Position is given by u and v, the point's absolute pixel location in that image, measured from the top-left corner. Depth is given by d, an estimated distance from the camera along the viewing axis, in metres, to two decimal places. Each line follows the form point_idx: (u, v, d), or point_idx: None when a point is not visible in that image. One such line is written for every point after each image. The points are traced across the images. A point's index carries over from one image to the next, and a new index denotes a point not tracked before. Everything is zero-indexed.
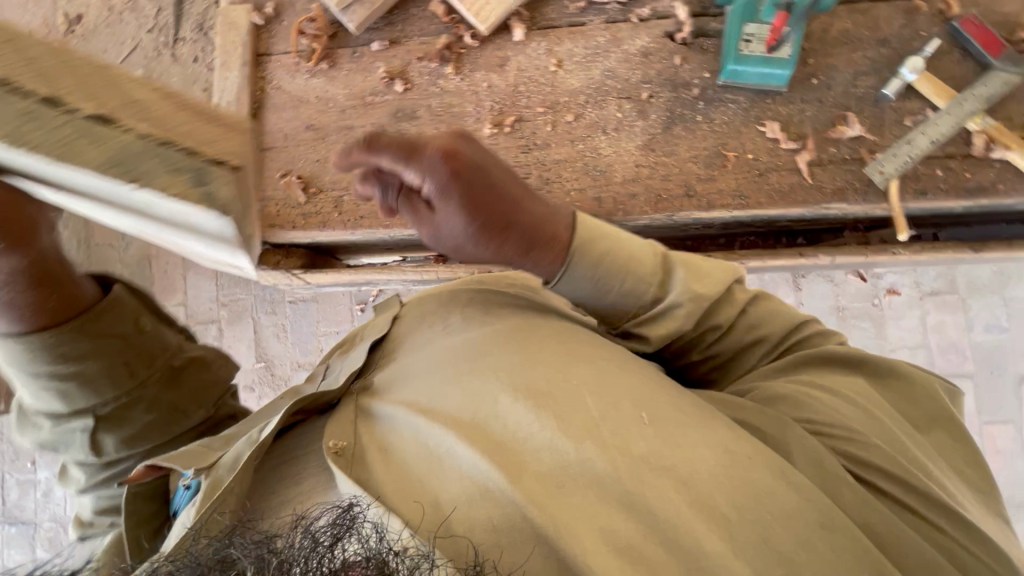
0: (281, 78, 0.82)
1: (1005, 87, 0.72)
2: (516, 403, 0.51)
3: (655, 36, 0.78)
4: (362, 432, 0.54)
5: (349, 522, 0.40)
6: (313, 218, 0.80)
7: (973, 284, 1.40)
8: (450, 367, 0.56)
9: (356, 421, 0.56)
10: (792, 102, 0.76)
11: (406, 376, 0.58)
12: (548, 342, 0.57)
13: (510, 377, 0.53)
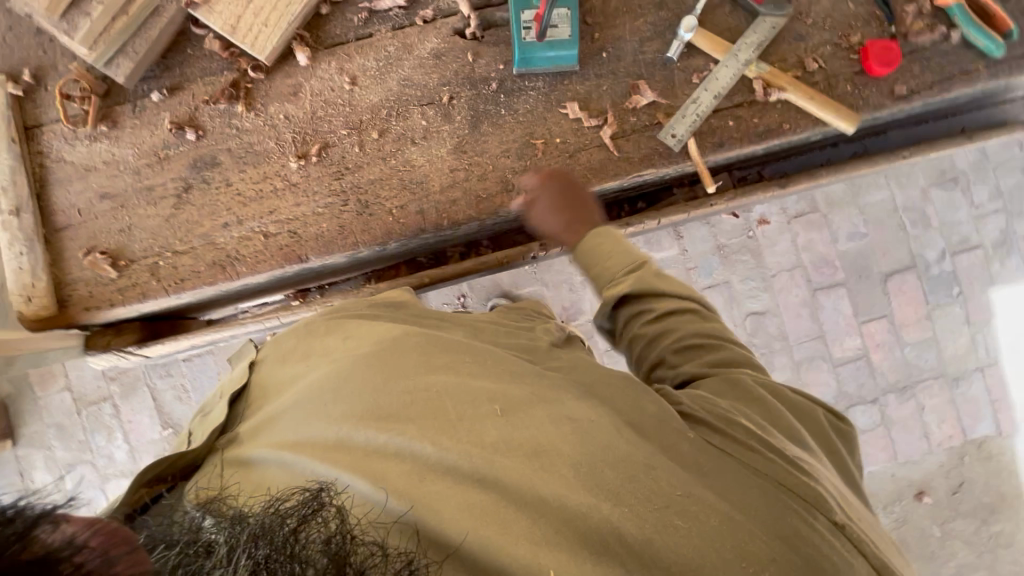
0: (60, 150, 0.76)
1: (773, 32, 0.76)
2: (385, 410, 0.48)
3: (444, 36, 0.77)
4: (223, 482, 0.48)
5: (318, 500, 0.39)
6: (131, 291, 0.75)
7: (831, 198, 1.41)
8: (322, 389, 0.52)
9: (213, 474, 0.49)
10: (587, 79, 0.77)
11: (279, 408, 0.53)
12: (414, 347, 0.55)
13: (378, 387, 0.50)
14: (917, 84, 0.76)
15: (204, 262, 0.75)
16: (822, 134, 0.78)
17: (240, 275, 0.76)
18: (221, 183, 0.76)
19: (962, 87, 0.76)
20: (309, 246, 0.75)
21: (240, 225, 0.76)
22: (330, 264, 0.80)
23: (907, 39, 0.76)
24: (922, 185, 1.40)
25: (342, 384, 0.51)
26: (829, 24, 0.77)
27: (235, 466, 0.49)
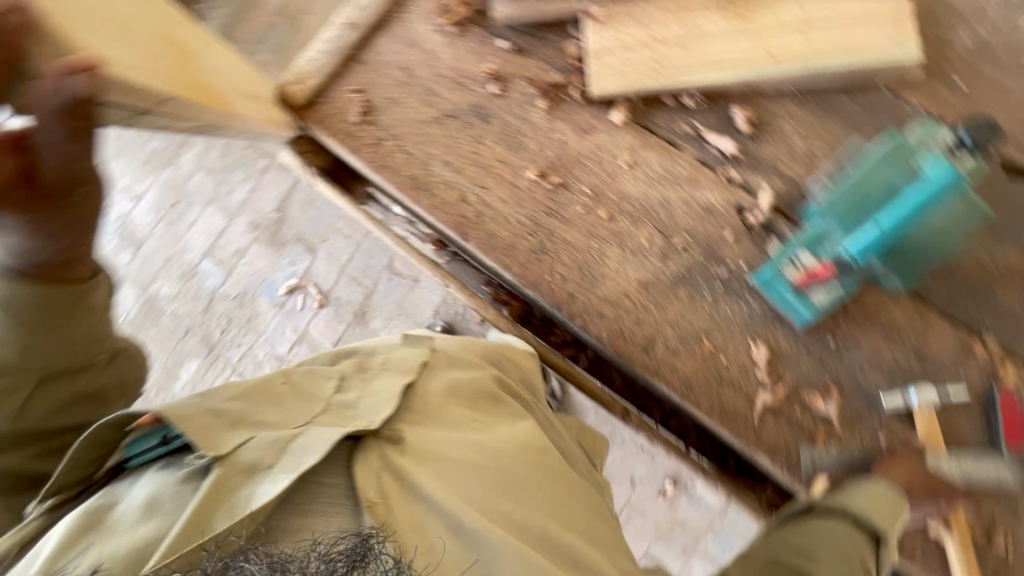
0: (414, 17, 0.86)
1: (996, 480, 0.66)
2: (519, 515, 0.60)
3: (726, 201, 0.76)
4: (376, 477, 0.57)
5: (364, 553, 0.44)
6: (351, 139, 0.84)
7: None
8: (479, 477, 0.62)
9: (369, 464, 0.58)
10: (795, 343, 0.72)
11: (440, 456, 0.62)
12: (545, 480, 0.67)
13: (513, 495, 0.61)
14: None
15: (408, 170, 0.82)
16: None
17: (419, 202, 0.81)
18: (475, 135, 0.82)
19: None
20: (478, 232, 0.79)
21: (454, 173, 0.81)
22: (477, 257, 0.83)
23: None
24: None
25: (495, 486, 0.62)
26: None
27: (399, 482, 0.58)
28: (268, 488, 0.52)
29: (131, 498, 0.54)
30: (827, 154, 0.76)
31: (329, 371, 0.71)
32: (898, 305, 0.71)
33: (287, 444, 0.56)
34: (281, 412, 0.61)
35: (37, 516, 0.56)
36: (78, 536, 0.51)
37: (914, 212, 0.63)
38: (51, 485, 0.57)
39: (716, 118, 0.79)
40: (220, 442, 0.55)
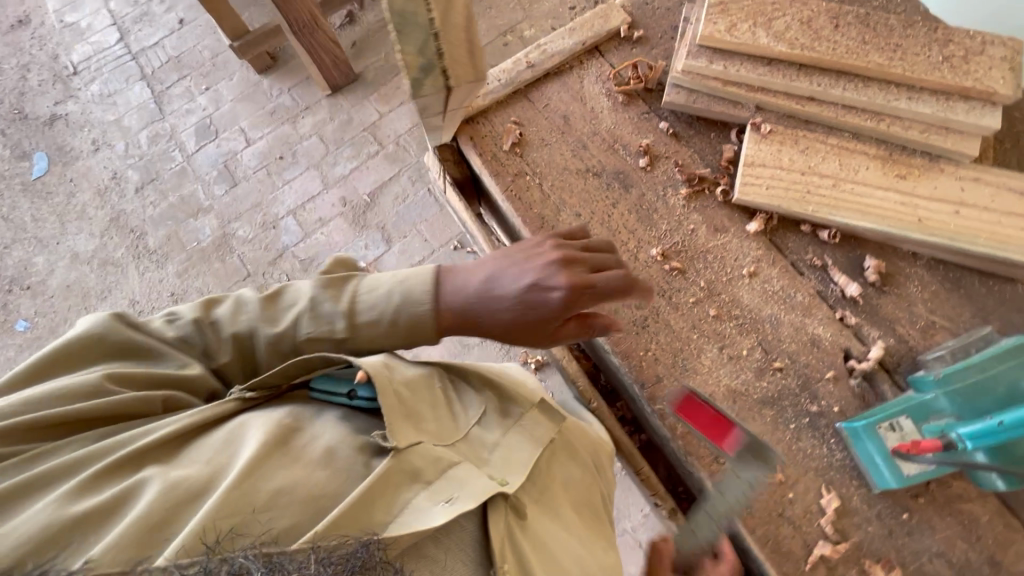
0: (588, 75, 0.91)
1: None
2: None
3: (835, 341, 0.76)
4: (497, 533, 0.56)
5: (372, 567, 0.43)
6: (495, 163, 0.87)
7: None
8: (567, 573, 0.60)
9: (501, 521, 0.57)
10: (868, 504, 0.69)
11: (545, 546, 0.61)
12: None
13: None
14: None
15: (539, 208, 0.84)
16: None
17: None
18: (611, 197, 0.84)
19: None
20: None
21: (580, 225, 0.83)
22: None
23: None
24: None
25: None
26: None
27: (518, 563, 0.56)
28: (438, 509, 0.52)
29: (317, 433, 0.55)
30: (947, 329, 0.76)
31: (473, 399, 0.70)
32: (984, 503, 0.68)
33: (445, 468, 0.57)
34: (436, 426, 0.61)
35: (235, 398, 0.58)
36: (271, 450, 0.51)
37: None
38: (258, 380, 0.59)
39: (846, 259, 0.80)
40: (402, 435, 0.56)
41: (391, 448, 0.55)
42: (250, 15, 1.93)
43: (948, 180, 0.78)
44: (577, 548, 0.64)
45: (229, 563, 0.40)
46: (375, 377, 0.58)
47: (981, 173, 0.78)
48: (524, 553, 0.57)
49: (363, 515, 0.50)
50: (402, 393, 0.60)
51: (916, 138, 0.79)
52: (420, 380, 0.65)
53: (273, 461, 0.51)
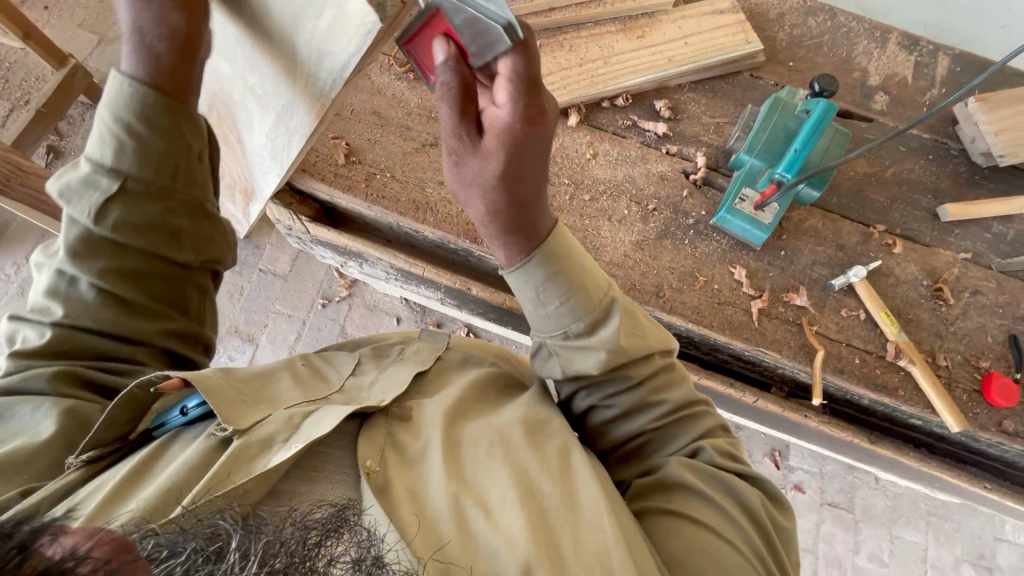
0: (372, 70, 0.95)
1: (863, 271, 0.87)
2: (479, 466, 0.51)
3: (674, 168, 0.95)
4: (362, 451, 0.50)
5: (343, 520, 0.42)
6: (342, 180, 0.88)
7: (830, 496, 1.50)
8: (470, 428, 0.55)
9: (385, 444, 0.52)
10: (760, 260, 0.90)
11: (443, 425, 0.55)
12: (545, 436, 0.55)
13: (485, 438, 0.54)
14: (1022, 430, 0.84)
15: (406, 196, 0.88)
16: (927, 420, 0.85)
17: (423, 220, 0.87)
18: None
19: None
20: None
21: (449, 189, 0.89)
22: (485, 260, 0.90)
23: None
24: (897, 523, 1.48)
25: (501, 446, 0.52)
26: (965, 341, 0.88)
27: (392, 464, 0.50)
28: (279, 454, 0.47)
29: (174, 456, 0.49)
30: (729, 122, 0.99)
31: (348, 355, 0.68)
32: (815, 215, 0.94)
33: (303, 421, 0.51)
34: (299, 390, 0.57)
35: (79, 466, 0.50)
36: (124, 485, 0.46)
37: (815, 131, 0.83)
38: (90, 436, 0.50)
39: (644, 112, 0.99)
40: (243, 417, 0.50)
41: (234, 433, 0.48)
42: None
43: (669, 25, 1.01)
44: (487, 413, 0.58)
45: (207, 521, 0.39)
46: (200, 380, 0.51)
47: (683, 12, 1.03)
48: (415, 451, 0.52)
49: (222, 484, 0.45)
50: (241, 387, 0.54)
51: (634, 5, 1.00)
52: (270, 371, 0.60)
53: (130, 494, 0.45)
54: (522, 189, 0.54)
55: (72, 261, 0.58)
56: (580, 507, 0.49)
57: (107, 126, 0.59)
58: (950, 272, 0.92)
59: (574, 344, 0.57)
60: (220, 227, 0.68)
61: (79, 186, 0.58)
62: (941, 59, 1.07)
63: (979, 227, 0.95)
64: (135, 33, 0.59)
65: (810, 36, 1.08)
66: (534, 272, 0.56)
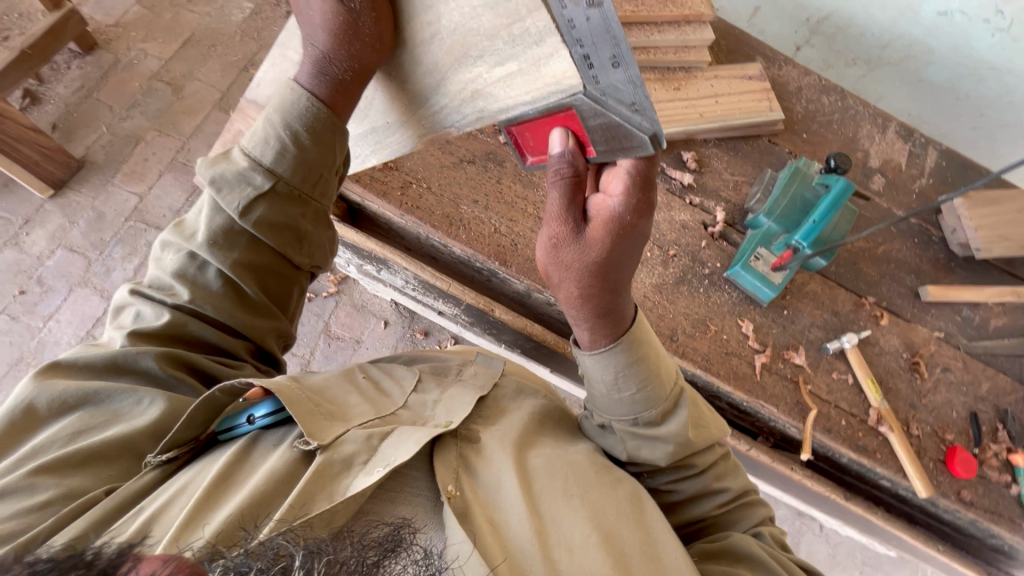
0: None
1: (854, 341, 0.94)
2: (559, 508, 0.53)
3: (695, 219, 1.00)
4: (443, 473, 0.52)
5: (400, 541, 0.41)
6: (379, 184, 0.86)
7: None
8: (542, 465, 0.56)
9: (457, 468, 0.54)
10: (766, 317, 0.96)
11: (520, 458, 0.56)
12: (606, 480, 0.57)
13: (557, 480, 0.55)
14: (976, 500, 0.93)
15: (441, 209, 0.87)
16: (897, 483, 0.92)
17: (457, 237, 0.87)
18: (495, 177, 0.91)
19: (1005, 527, 0.92)
20: (518, 259, 0.87)
21: (483, 209, 0.89)
22: (509, 283, 0.91)
23: (983, 465, 0.94)
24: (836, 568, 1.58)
25: (575, 485, 0.55)
26: (934, 414, 0.97)
27: (474, 493, 0.53)
28: (363, 478, 0.47)
29: (257, 463, 0.49)
30: (747, 182, 1.05)
31: (406, 371, 0.68)
32: (816, 280, 1.00)
33: (380, 441, 0.52)
34: (367, 404, 0.58)
35: (154, 466, 0.51)
36: (214, 491, 0.46)
37: (834, 206, 0.89)
38: (169, 439, 0.51)
39: (672, 161, 1.04)
40: (324, 431, 0.51)
41: (317, 447, 0.49)
42: None
43: (703, 82, 1.07)
44: (551, 446, 0.61)
45: (265, 544, 0.37)
46: (282, 392, 0.52)
47: (717, 71, 1.09)
48: (489, 474, 0.54)
49: (301, 510, 0.44)
50: (315, 397, 0.55)
51: (673, 58, 1.05)
52: (333, 384, 0.60)
53: (220, 501, 0.45)
54: (618, 273, 0.56)
55: (208, 247, 0.57)
56: (652, 550, 0.52)
57: (275, 127, 0.57)
58: (926, 349, 1.00)
59: (642, 433, 0.62)
60: (336, 236, 0.66)
61: (234, 177, 0.57)
62: (931, 152, 1.17)
63: (952, 309, 1.04)
64: (324, 54, 0.57)
65: (822, 112, 1.17)
66: (613, 351, 0.61)
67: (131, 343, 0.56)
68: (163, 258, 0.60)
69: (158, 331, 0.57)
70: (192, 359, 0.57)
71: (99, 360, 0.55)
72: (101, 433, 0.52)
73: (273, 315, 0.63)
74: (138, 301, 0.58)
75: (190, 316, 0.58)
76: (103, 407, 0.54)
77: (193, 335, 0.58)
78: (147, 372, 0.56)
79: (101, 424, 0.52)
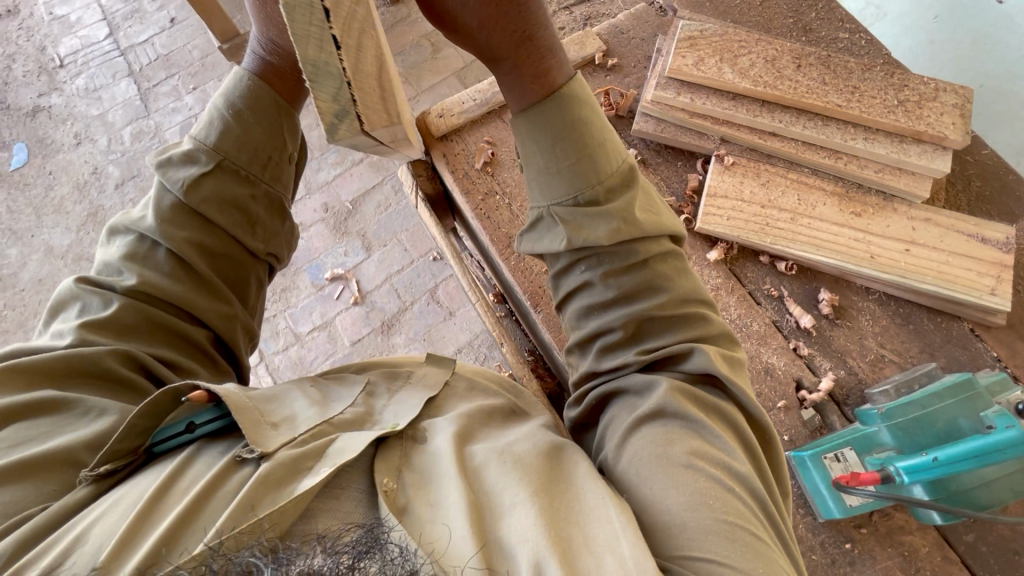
0: None
1: None
2: (490, 469, 0.51)
3: (789, 371, 0.78)
4: (382, 462, 0.51)
5: (371, 543, 0.40)
6: (468, 181, 0.89)
7: None
8: (466, 447, 0.54)
9: (403, 464, 0.52)
10: (813, 533, 0.71)
11: (444, 435, 0.55)
12: (544, 454, 0.53)
13: (493, 450, 0.53)
14: None
15: (507, 228, 0.86)
16: None
17: (506, 260, 0.84)
18: None
19: None
20: (549, 308, 0.81)
21: None
22: (536, 328, 0.85)
23: None
24: None
25: (521, 467, 0.51)
26: None
27: (415, 479, 0.51)
28: (307, 481, 0.47)
29: (195, 481, 0.47)
30: (895, 363, 0.77)
31: (354, 378, 0.69)
32: (924, 534, 0.70)
33: (329, 442, 0.51)
34: (314, 408, 0.57)
35: (87, 482, 0.48)
36: (144, 518, 0.43)
37: (976, 458, 0.63)
38: (105, 450, 0.48)
39: (802, 291, 0.82)
40: (270, 440, 0.50)
41: (261, 456, 0.48)
42: (240, 20, 1.91)
43: (901, 218, 0.81)
44: (494, 435, 0.58)
45: (236, 561, 0.37)
46: (228, 395, 0.51)
47: (933, 214, 0.81)
48: (428, 469, 0.52)
49: (245, 515, 0.43)
50: (262, 407, 0.54)
51: (870, 177, 0.81)
52: (281, 391, 0.60)
53: (152, 523, 0.43)
54: (518, 35, 0.59)
55: (160, 226, 0.61)
56: (583, 508, 0.48)
57: (220, 111, 0.65)
58: None
59: (583, 211, 0.60)
60: (290, 229, 0.72)
61: (180, 158, 0.63)
62: None
63: None
64: (260, 46, 0.68)
65: None
66: (560, 104, 0.60)
67: (81, 334, 0.56)
68: (114, 247, 0.62)
69: (104, 320, 0.57)
70: (141, 354, 0.57)
71: (47, 360, 0.53)
72: (36, 449, 0.48)
73: (226, 300, 0.64)
74: (84, 293, 0.59)
75: (142, 301, 0.59)
76: (37, 423, 0.51)
77: (134, 323, 0.58)
78: (103, 372, 0.55)
79: (35, 437, 0.49)
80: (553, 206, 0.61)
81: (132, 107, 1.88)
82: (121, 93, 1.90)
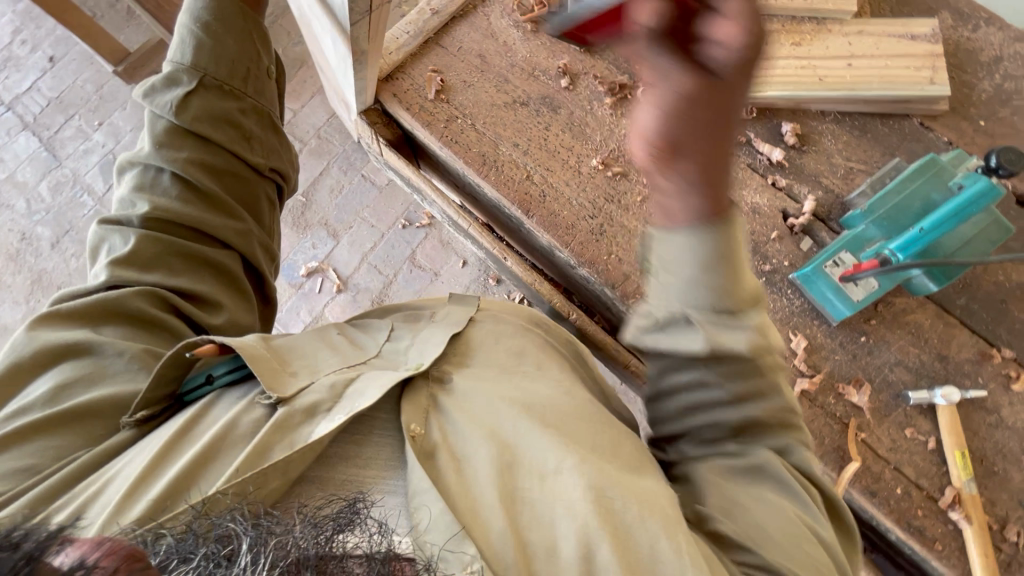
0: (493, 12, 0.93)
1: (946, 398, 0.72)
2: (531, 431, 0.54)
3: (774, 205, 0.83)
4: (410, 413, 0.55)
5: (352, 516, 0.43)
6: (426, 113, 0.88)
7: None
8: (505, 398, 0.57)
9: (429, 412, 0.56)
10: (831, 338, 0.77)
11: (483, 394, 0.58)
12: (583, 413, 0.57)
13: (530, 403, 0.57)
14: None
15: (477, 146, 0.86)
16: None
17: (485, 178, 0.85)
18: (542, 125, 0.87)
19: None
20: (541, 211, 0.83)
21: (521, 154, 0.86)
22: (533, 236, 0.86)
23: None
24: None
25: (552, 418, 0.56)
26: None
27: (441, 438, 0.54)
28: (324, 424, 0.51)
29: (216, 418, 0.53)
30: (863, 171, 0.83)
31: (381, 325, 0.71)
32: (924, 309, 0.77)
33: (344, 390, 0.55)
34: (339, 355, 0.60)
35: (131, 426, 0.56)
36: (168, 452, 0.50)
37: (958, 214, 0.69)
38: (139, 399, 0.55)
39: (766, 130, 0.86)
40: (286, 386, 0.54)
41: (277, 400, 0.52)
42: (126, 40, 1.79)
43: (837, 37, 0.85)
44: (529, 373, 0.62)
45: (215, 524, 0.41)
46: (245, 348, 0.55)
47: (864, 25, 0.85)
48: (462, 419, 0.56)
49: (255, 460, 0.48)
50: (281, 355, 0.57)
51: (801, 6, 0.85)
52: (307, 338, 0.62)
53: (172, 459, 0.50)
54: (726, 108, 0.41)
55: (159, 156, 0.66)
56: (638, 480, 0.53)
57: (188, 29, 0.69)
58: None
59: (723, 321, 0.52)
60: (283, 145, 0.76)
61: (165, 84, 0.68)
62: None
63: None
64: None
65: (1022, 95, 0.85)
66: (718, 238, 0.48)
67: (111, 272, 0.63)
68: (122, 190, 0.67)
69: (130, 250, 0.63)
70: (165, 290, 0.63)
71: (87, 304, 0.61)
72: (91, 390, 0.57)
73: (239, 218, 0.70)
74: (108, 234, 0.65)
75: (157, 232, 0.65)
76: (88, 361, 0.59)
77: (158, 245, 0.64)
78: (135, 312, 0.62)
79: (87, 379, 0.58)
80: (687, 310, 0.52)
81: (41, 161, 1.76)
82: (23, 149, 1.77)
